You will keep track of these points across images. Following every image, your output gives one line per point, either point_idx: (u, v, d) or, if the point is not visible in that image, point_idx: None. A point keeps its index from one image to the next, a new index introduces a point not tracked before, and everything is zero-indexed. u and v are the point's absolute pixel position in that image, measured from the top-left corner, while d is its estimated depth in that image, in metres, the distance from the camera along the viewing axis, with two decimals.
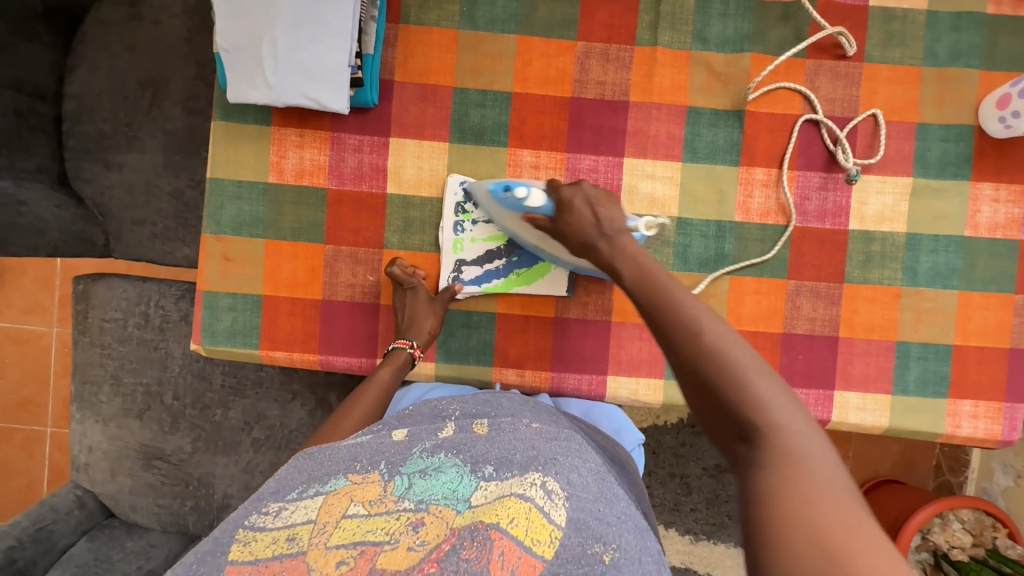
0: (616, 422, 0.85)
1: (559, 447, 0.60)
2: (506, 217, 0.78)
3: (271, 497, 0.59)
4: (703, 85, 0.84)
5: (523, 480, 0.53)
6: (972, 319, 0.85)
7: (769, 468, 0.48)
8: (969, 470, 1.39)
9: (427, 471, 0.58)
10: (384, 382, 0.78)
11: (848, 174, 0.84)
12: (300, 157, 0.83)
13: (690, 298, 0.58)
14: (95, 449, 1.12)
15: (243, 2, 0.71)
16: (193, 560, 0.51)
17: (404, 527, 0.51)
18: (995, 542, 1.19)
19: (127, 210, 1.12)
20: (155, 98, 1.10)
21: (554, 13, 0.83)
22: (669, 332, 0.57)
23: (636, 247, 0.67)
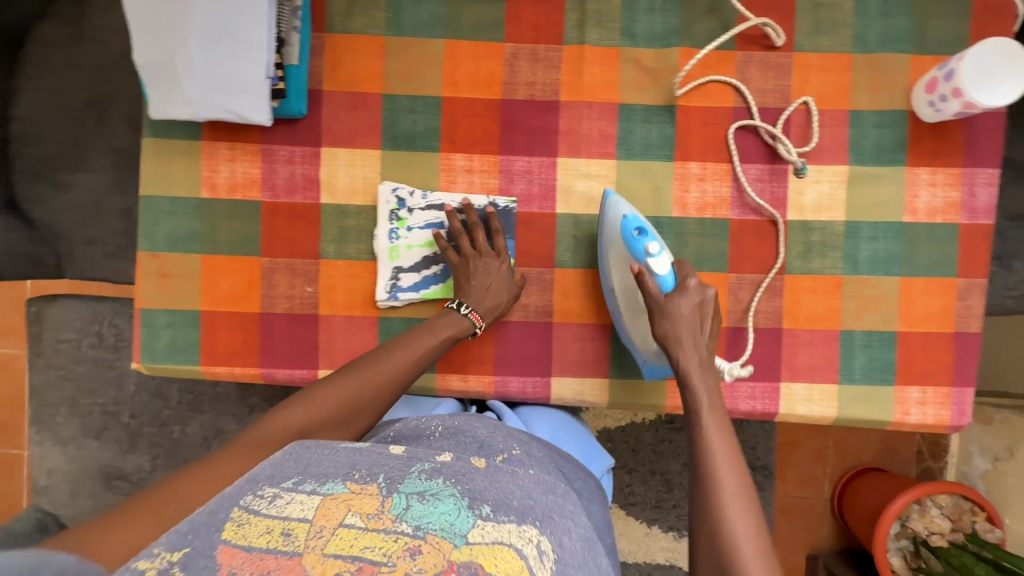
0: (583, 448, 0.89)
1: (553, 503, 0.61)
2: (615, 257, 0.80)
3: (267, 481, 0.56)
4: (634, 81, 0.83)
5: (521, 532, 0.54)
6: (915, 305, 0.85)
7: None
8: (948, 454, 1.38)
9: (425, 495, 0.56)
10: (442, 339, 0.77)
11: (795, 167, 0.83)
12: (232, 171, 0.83)
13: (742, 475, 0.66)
14: (56, 472, 1.11)
15: (157, 18, 0.70)
16: (188, 530, 0.51)
17: (402, 552, 0.49)
18: (974, 526, 1.19)
19: (79, 230, 1.07)
20: (102, 117, 1.09)
21: (480, 16, 0.83)
22: (719, 498, 0.65)
23: (714, 397, 0.73)
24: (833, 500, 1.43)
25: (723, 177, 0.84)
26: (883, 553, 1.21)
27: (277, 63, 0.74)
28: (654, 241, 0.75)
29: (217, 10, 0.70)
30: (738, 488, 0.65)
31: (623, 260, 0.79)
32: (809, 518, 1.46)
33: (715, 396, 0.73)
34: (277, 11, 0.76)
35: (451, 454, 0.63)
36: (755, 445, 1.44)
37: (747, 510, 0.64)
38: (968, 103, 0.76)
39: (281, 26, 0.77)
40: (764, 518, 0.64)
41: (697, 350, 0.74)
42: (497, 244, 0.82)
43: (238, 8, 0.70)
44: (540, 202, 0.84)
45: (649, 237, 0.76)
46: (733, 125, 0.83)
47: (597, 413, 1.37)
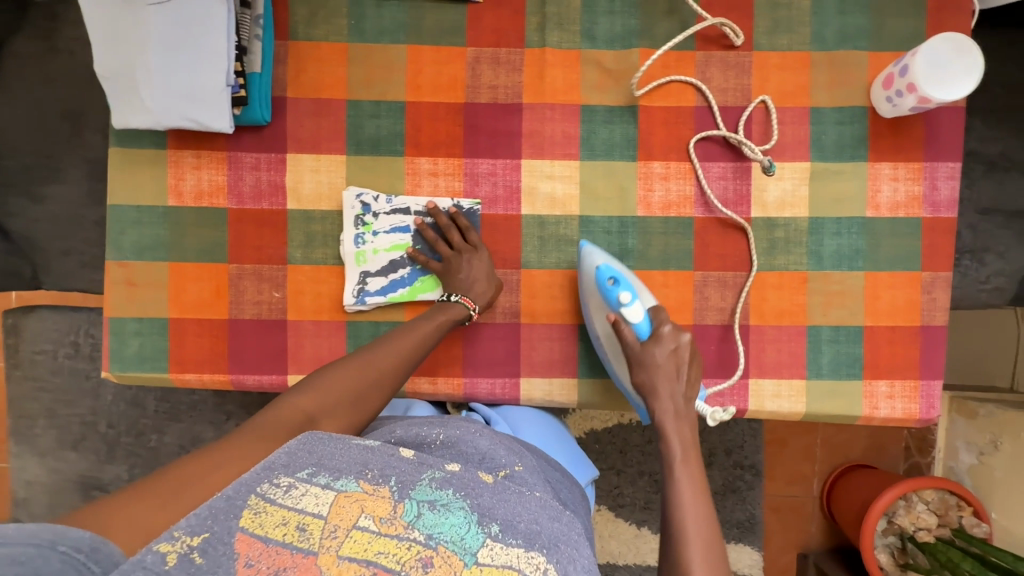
0: (572, 455, 0.85)
1: (558, 530, 0.61)
2: (593, 303, 0.81)
3: (282, 469, 0.56)
4: (595, 83, 0.84)
5: (529, 558, 0.56)
6: (880, 299, 0.85)
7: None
8: (934, 449, 1.37)
9: (436, 504, 0.58)
10: (438, 324, 0.78)
11: (764, 166, 0.84)
12: (198, 178, 0.84)
13: (707, 526, 0.68)
14: (34, 483, 1.11)
15: (116, 29, 0.71)
16: (205, 514, 0.51)
17: (414, 562, 0.53)
18: (960, 521, 1.18)
19: (54, 241, 1.06)
20: (77, 128, 1.07)
21: (442, 21, 0.84)
22: (684, 550, 0.66)
23: (688, 447, 0.74)
24: (822, 497, 1.42)
25: (686, 175, 0.85)
26: (871, 551, 1.21)
27: (238, 71, 0.75)
28: (627, 291, 0.77)
29: (175, 20, 0.71)
30: (704, 541, 0.67)
31: (600, 307, 0.80)
32: (798, 517, 1.45)
33: (689, 446, 0.74)
34: (238, 20, 0.77)
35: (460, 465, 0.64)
36: (742, 444, 1.43)
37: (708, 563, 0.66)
38: (923, 98, 0.76)
39: (243, 34, 0.77)
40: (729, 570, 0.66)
41: (673, 399, 0.76)
42: (469, 237, 0.83)
43: (197, 18, 0.71)
44: (505, 204, 0.85)
45: (624, 286, 0.77)
46: (696, 136, 0.84)
47: (584, 414, 1.36)
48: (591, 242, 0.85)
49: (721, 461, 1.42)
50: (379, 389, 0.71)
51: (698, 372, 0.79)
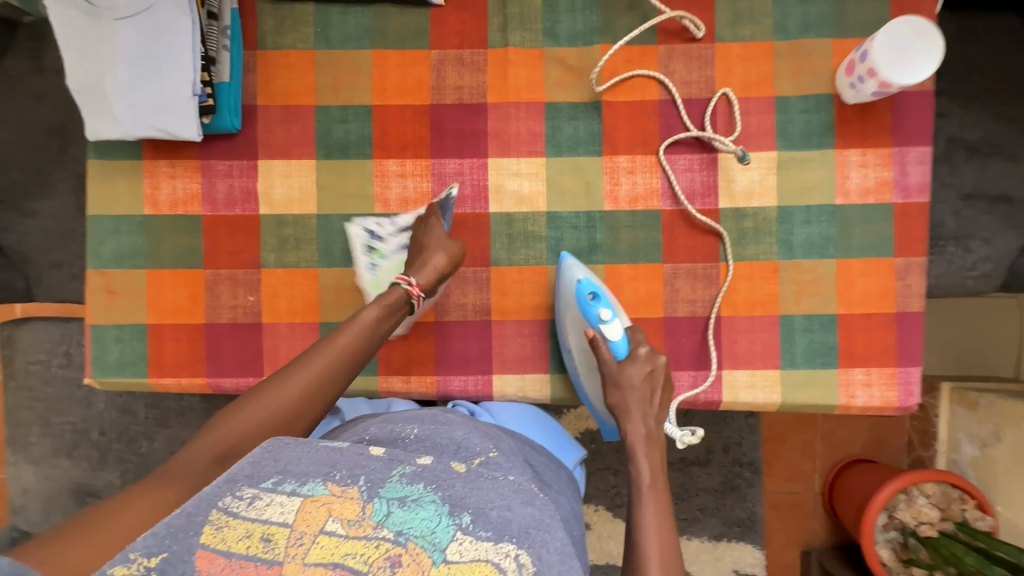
0: (555, 438, 0.85)
1: (532, 516, 0.58)
2: (570, 319, 0.82)
3: (246, 481, 0.53)
4: (558, 80, 0.85)
5: (500, 548, 0.53)
6: (854, 287, 0.84)
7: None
8: (937, 442, 1.32)
9: (406, 500, 0.54)
10: (368, 323, 0.72)
11: (738, 155, 0.84)
12: (173, 187, 0.86)
13: (670, 551, 0.66)
14: (30, 490, 1.14)
15: (85, 45, 0.74)
16: (164, 534, 0.48)
17: (382, 563, 0.49)
18: (963, 514, 1.13)
19: (46, 254, 1.08)
20: (65, 144, 1.08)
21: (406, 25, 0.85)
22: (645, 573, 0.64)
23: (656, 470, 0.73)
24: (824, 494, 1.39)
25: (652, 168, 0.85)
26: (871, 546, 1.17)
27: (205, 81, 0.77)
28: (606, 308, 0.78)
29: (142, 34, 0.74)
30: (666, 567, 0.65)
31: (578, 323, 0.82)
32: (799, 515, 1.42)
33: (658, 469, 0.74)
34: (204, 31, 0.79)
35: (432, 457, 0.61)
36: (740, 441, 1.35)
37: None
38: (883, 83, 0.76)
39: (210, 45, 0.79)
40: None
41: (644, 421, 0.76)
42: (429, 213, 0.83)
43: (164, 32, 0.74)
44: (473, 203, 0.86)
45: (602, 303, 0.79)
46: (664, 144, 0.84)
47: (579, 414, 1.36)
48: (560, 238, 0.86)
49: (718, 459, 1.35)
50: (310, 405, 0.65)
51: (670, 396, 0.79)
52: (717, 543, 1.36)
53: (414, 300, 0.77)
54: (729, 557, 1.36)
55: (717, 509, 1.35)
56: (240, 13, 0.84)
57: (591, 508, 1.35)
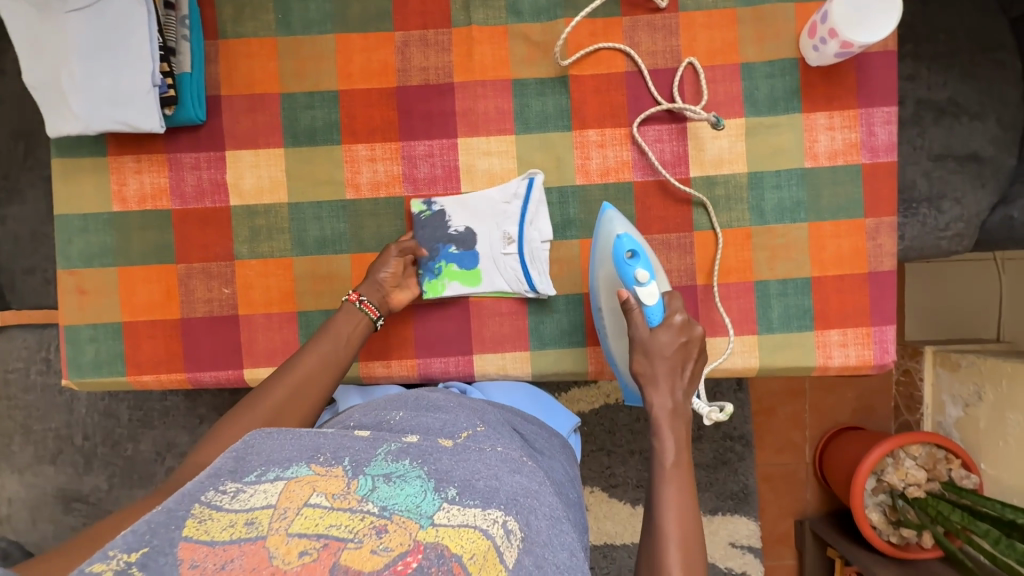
0: (547, 410, 0.85)
1: (520, 484, 0.58)
2: (608, 278, 0.80)
3: (229, 474, 0.53)
4: (524, 56, 0.85)
5: (487, 515, 0.52)
6: (826, 249, 0.85)
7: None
8: (923, 405, 1.33)
9: (392, 476, 0.54)
10: (337, 331, 0.76)
11: (712, 121, 0.83)
12: (140, 182, 0.85)
13: (690, 527, 0.66)
14: (15, 499, 1.13)
15: (39, 41, 0.73)
16: (145, 530, 0.46)
17: (368, 530, 0.48)
18: (949, 474, 1.14)
19: (17, 261, 1.07)
20: (30, 148, 1.06)
21: (367, 8, 0.85)
22: (663, 546, 0.65)
23: (682, 445, 0.72)
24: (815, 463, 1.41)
25: (622, 141, 0.85)
26: (861, 509, 1.19)
27: (165, 72, 0.77)
28: (644, 267, 0.74)
29: (97, 26, 0.73)
30: (684, 543, 0.65)
31: (614, 281, 0.79)
32: (791, 484, 1.44)
33: (683, 443, 0.72)
34: (162, 21, 0.78)
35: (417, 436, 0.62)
36: (730, 415, 1.36)
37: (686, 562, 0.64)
38: (845, 43, 0.76)
39: (169, 35, 0.78)
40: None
41: (671, 394, 0.74)
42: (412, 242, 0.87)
43: (118, 23, 0.73)
44: (445, 184, 0.86)
45: (641, 263, 0.75)
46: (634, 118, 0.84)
47: (571, 397, 1.36)
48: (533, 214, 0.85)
49: (708, 434, 1.36)
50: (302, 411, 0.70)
51: (701, 369, 0.76)
52: (713, 517, 1.36)
53: (349, 303, 0.78)
54: (725, 530, 1.37)
55: (711, 484, 1.36)
56: (197, 2, 0.83)
57: (587, 489, 1.36)
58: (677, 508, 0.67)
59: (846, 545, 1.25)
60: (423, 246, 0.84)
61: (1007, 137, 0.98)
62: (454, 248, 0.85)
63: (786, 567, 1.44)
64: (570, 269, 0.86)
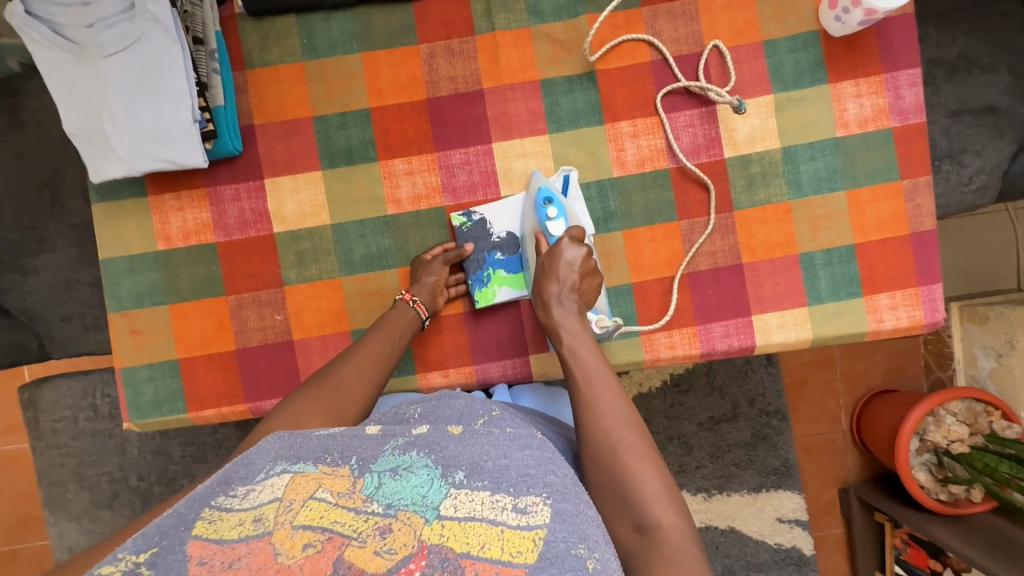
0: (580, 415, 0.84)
1: (531, 459, 0.52)
2: (527, 222, 0.84)
3: (240, 481, 0.50)
4: (550, 56, 0.86)
5: (494, 501, 0.47)
6: (866, 214, 0.86)
7: (657, 561, 0.52)
8: (955, 360, 1.33)
9: (399, 470, 0.50)
10: (392, 319, 0.79)
11: (735, 106, 0.85)
12: (183, 219, 0.85)
13: (615, 395, 0.65)
14: (76, 548, 1.12)
15: (76, 87, 0.74)
16: (154, 532, 0.45)
17: (371, 531, 0.45)
18: (991, 426, 1.14)
19: (53, 310, 1.05)
20: (56, 197, 1.03)
21: (390, 23, 0.85)
22: (603, 421, 0.63)
23: (579, 333, 0.72)
24: (852, 429, 1.41)
25: (654, 129, 0.86)
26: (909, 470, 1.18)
27: (202, 107, 0.77)
28: (557, 207, 0.80)
29: (131, 67, 0.74)
30: (618, 408, 0.64)
31: (530, 224, 0.83)
32: (832, 454, 1.44)
33: (581, 332, 0.72)
34: (193, 57, 0.78)
35: (426, 427, 0.56)
36: (764, 391, 1.35)
37: (628, 423, 0.62)
38: (869, 10, 0.77)
39: (201, 70, 0.79)
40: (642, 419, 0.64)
41: (564, 295, 0.75)
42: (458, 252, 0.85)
43: (154, 62, 0.74)
44: (484, 189, 0.86)
45: (555, 205, 0.80)
46: (663, 103, 0.85)
47: None
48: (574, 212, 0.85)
49: (745, 412, 1.35)
50: (359, 393, 0.70)
51: (594, 273, 0.78)
52: (757, 494, 1.36)
53: (401, 301, 0.81)
54: (771, 506, 1.36)
55: (752, 461, 1.35)
56: (223, 35, 0.84)
57: None
58: (597, 385, 0.66)
59: (895, 508, 1.24)
60: (469, 255, 0.85)
61: (1020, 86, 0.97)
62: (497, 255, 0.85)
63: (836, 536, 1.45)
64: (617, 262, 0.87)
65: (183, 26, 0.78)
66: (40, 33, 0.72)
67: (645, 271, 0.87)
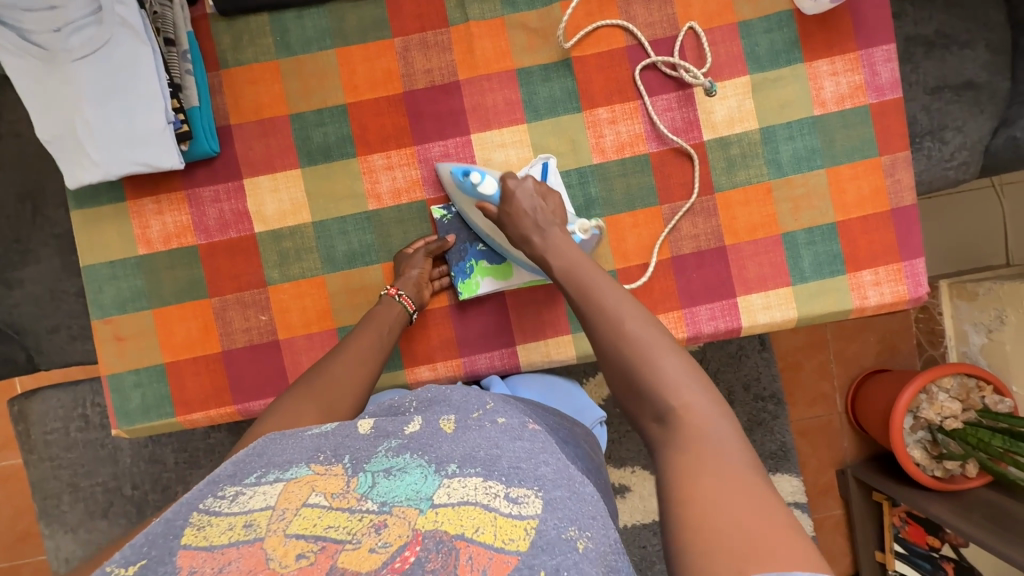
0: (569, 403, 0.85)
1: (523, 450, 0.51)
2: (464, 205, 0.83)
3: (227, 481, 0.49)
4: (525, 45, 0.85)
5: (487, 489, 0.46)
6: (846, 192, 0.86)
7: (677, 441, 0.53)
8: (946, 337, 1.33)
9: (392, 470, 0.49)
10: (380, 317, 0.79)
11: (706, 88, 0.85)
12: (163, 223, 0.85)
13: (616, 291, 0.67)
14: (72, 560, 1.11)
15: (49, 93, 0.73)
16: (144, 542, 0.43)
17: (366, 529, 0.44)
18: (983, 401, 1.14)
19: (39, 322, 1.05)
20: (37, 208, 1.03)
21: (363, 18, 0.85)
22: (609, 323, 0.64)
23: (571, 250, 0.73)
24: (847, 411, 1.41)
25: (633, 114, 0.86)
26: (903, 449, 1.18)
27: (176, 108, 0.77)
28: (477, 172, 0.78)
29: (103, 71, 0.73)
30: (624, 309, 0.64)
31: (466, 204, 0.83)
32: (827, 435, 1.44)
33: (573, 252, 0.73)
34: (166, 58, 0.78)
35: (419, 422, 0.55)
36: (758, 375, 1.36)
37: (632, 318, 0.63)
38: None
39: (173, 72, 0.78)
40: (650, 317, 0.64)
41: (545, 221, 0.75)
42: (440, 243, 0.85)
43: (126, 64, 0.73)
44: None
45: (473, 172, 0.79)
46: (641, 88, 0.85)
47: (597, 380, 1.20)
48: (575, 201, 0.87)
49: (740, 398, 1.35)
50: (349, 387, 0.70)
51: (554, 197, 0.79)
52: None
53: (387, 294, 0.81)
54: None
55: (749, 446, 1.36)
56: (195, 35, 0.84)
57: (629, 469, 1.20)
58: (597, 292, 0.67)
59: (892, 486, 1.25)
60: (452, 246, 0.85)
61: (998, 60, 0.97)
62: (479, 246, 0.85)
63: (835, 517, 1.45)
64: (601, 249, 0.87)
65: (154, 27, 0.77)
66: (8, 40, 0.71)
67: (629, 256, 0.87)
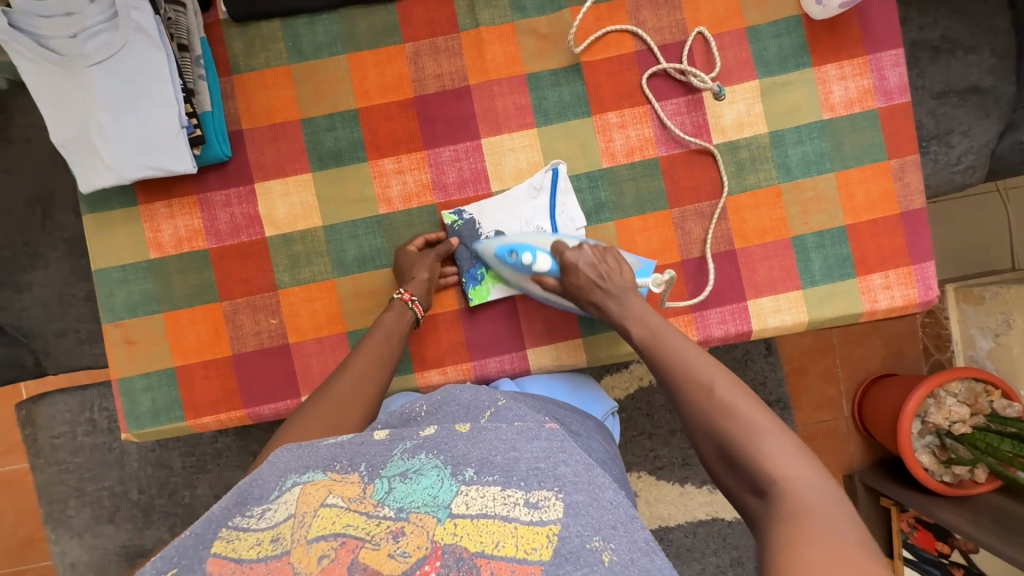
0: (581, 396, 0.85)
1: (541, 450, 0.51)
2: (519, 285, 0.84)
3: (255, 501, 0.48)
4: (535, 50, 0.86)
5: (506, 497, 0.46)
6: (855, 195, 0.86)
7: (782, 514, 0.52)
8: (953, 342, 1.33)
9: (408, 474, 0.48)
10: (390, 325, 0.78)
11: (713, 92, 0.85)
12: (175, 227, 0.85)
13: (703, 357, 0.67)
14: (78, 564, 1.12)
15: (65, 99, 0.74)
16: (173, 552, 0.43)
17: (384, 534, 0.43)
18: (992, 406, 1.13)
19: (47, 325, 1.05)
20: (46, 212, 1.03)
21: (374, 24, 0.86)
22: (698, 390, 0.64)
23: (647, 316, 0.73)
24: (855, 416, 1.40)
25: (642, 119, 0.86)
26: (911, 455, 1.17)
27: (190, 113, 0.78)
28: (525, 252, 0.79)
29: (118, 77, 0.74)
30: (714, 377, 0.64)
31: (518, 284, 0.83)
32: (834, 441, 1.43)
33: (650, 317, 0.73)
34: (179, 64, 0.78)
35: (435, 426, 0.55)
36: (765, 380, 1.35)
37: (722, 386, 0.63)
38: None
39: (187, 77, 0.79)
40: (744, 386, 0.63)
41: (615, 284, 0.75)
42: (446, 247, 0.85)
43: (141, 69, 0.74)
44: (475, 185, 0.86)
45: (521, 251, 0.80)
46: (650, 92, 0.86)
47: (604, 385, 1.20)
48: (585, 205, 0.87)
49: None
50: (357, 398, 0.70)
51: (620, 258, 0.78)
52: None
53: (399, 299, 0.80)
54: None
55: None
56: (208, 41, 0.84)
57: (636, 475, 1.19)
58: (682, 360, 0.67)
59: (901, 492, 1.24)
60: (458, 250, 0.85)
61: (1003, 65, 0.97)
62: None
63: None
64: None
65: (168, 33, 0.78)
66: (23, 44, 0.72)
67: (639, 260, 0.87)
